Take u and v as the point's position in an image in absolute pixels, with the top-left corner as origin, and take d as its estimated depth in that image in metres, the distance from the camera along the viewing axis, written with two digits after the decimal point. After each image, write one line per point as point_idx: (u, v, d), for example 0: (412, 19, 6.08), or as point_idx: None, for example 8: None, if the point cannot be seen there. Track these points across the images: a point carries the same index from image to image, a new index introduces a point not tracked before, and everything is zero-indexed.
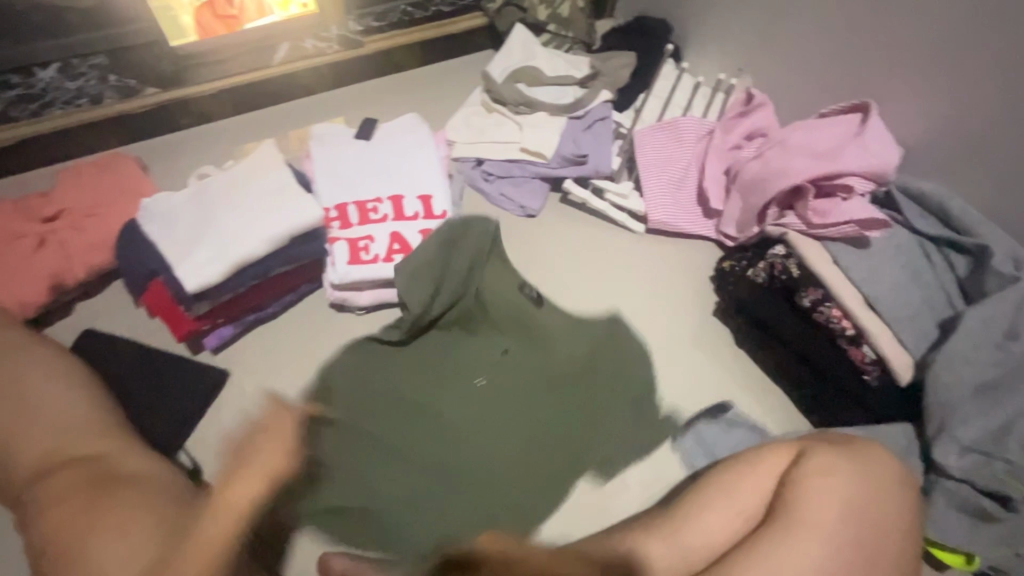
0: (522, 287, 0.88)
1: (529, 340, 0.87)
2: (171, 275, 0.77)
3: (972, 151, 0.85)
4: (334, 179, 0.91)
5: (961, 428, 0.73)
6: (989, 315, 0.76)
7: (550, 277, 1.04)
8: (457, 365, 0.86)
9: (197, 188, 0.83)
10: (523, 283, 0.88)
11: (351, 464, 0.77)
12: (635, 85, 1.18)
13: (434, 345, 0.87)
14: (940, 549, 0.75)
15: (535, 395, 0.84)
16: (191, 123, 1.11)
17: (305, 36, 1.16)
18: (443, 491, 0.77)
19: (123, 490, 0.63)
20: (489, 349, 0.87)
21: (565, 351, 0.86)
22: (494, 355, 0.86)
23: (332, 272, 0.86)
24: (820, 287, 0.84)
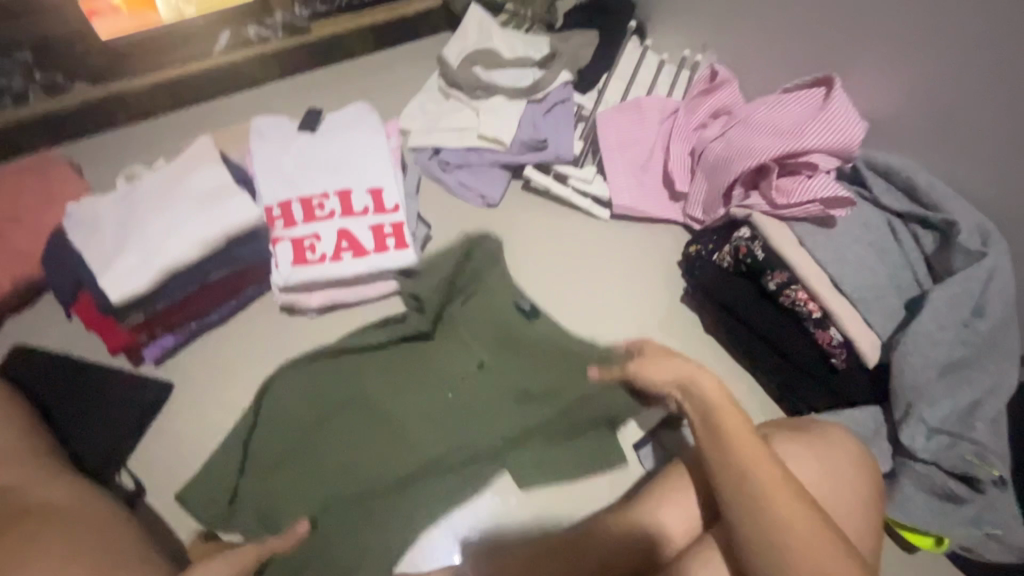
0: (518, 299, 0.86)
1: (508, 353, 0.85)
2: (97, 285, 0.72)
3: (938, 124, 0.83)
4: (277, 176, 0.86)
5: (928, 410, 0.71)
6: (956, 294, 0.74)
7: (524, 261, 1.01)
8: (426, 375, 0.84)
9: (125, 190, 0.78)
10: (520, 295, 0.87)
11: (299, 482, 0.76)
12: (599, 64, 1.13)
13: (399, 355, 0.84)
14: (910, 532, 0.74)
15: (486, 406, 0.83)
16: (128, 119, 1.07)
17: (248, 21, 1.09)
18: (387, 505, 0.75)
19: (37, 525, 0.58)
20: (466, 359, 0.85)
21: (543, 363, 0.84)
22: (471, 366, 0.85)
23: (277, 274, 0.81)
24: (786, 270, 0.82)
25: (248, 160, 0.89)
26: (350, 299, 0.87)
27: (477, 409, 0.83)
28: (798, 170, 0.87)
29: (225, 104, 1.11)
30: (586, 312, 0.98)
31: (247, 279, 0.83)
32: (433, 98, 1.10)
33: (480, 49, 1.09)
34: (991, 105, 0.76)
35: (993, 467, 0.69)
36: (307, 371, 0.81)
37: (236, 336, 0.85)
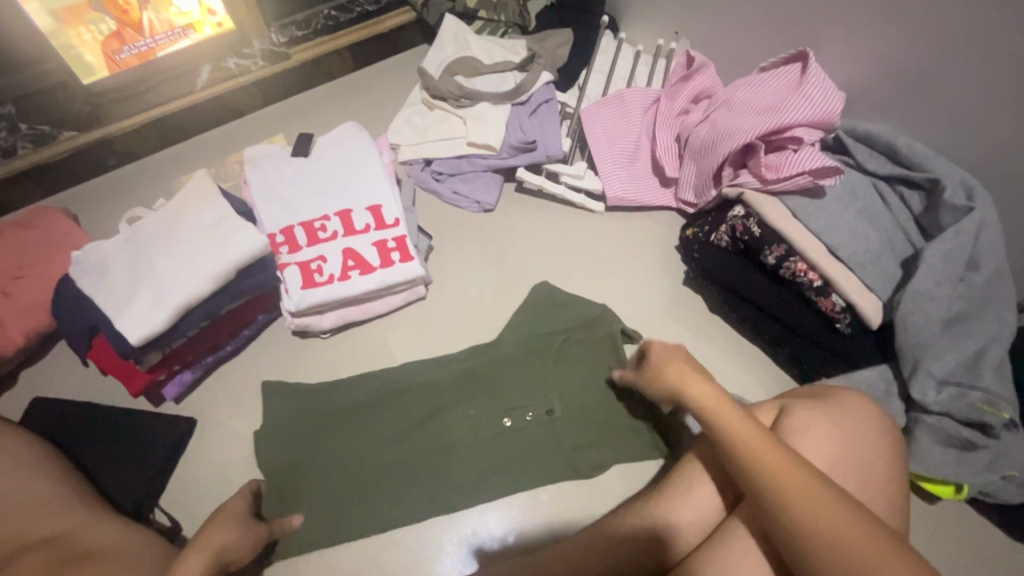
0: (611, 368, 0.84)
1: (574, 400, 0.83)
2: (113, 329, 0.72)
3: (911, 88, 0.85)
4: (274, 203, 0.87)
5: (934, 363, 0.74)
6: (949, 250, 0.76)
7: (543, 258, 1.03)
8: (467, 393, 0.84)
9: (128, 233, 0.78)
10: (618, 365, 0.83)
11: (328, 469, 0.80)
12: (577, 61, 1.15)
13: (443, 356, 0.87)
14: (928, 481, 0.76)
15: (538, 446, 0.82)
16: (118, 162, 1.07)
17: (228, 54, 1.10)
18: (397, 484, 0.80)
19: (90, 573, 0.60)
20: (534, 408, 0.82)
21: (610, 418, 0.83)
22: (540, 416, 0.82)
23: (287, 299, 0.82)
24: (783, 243, 0.84)
25: (245, 190, 0.90)
26: (362, 317, 0.88)
27: (517, 443, 0.81)
28: (784, 145, 0.89)
29: (216, 140, 1.13)
30: None
31: (259, 307, 0.84)
32: (418, 111, 1.11)
33: (459, 59, 1.11)
34: (962, 62, 0.78)
35: (1004, 412, 0.71)
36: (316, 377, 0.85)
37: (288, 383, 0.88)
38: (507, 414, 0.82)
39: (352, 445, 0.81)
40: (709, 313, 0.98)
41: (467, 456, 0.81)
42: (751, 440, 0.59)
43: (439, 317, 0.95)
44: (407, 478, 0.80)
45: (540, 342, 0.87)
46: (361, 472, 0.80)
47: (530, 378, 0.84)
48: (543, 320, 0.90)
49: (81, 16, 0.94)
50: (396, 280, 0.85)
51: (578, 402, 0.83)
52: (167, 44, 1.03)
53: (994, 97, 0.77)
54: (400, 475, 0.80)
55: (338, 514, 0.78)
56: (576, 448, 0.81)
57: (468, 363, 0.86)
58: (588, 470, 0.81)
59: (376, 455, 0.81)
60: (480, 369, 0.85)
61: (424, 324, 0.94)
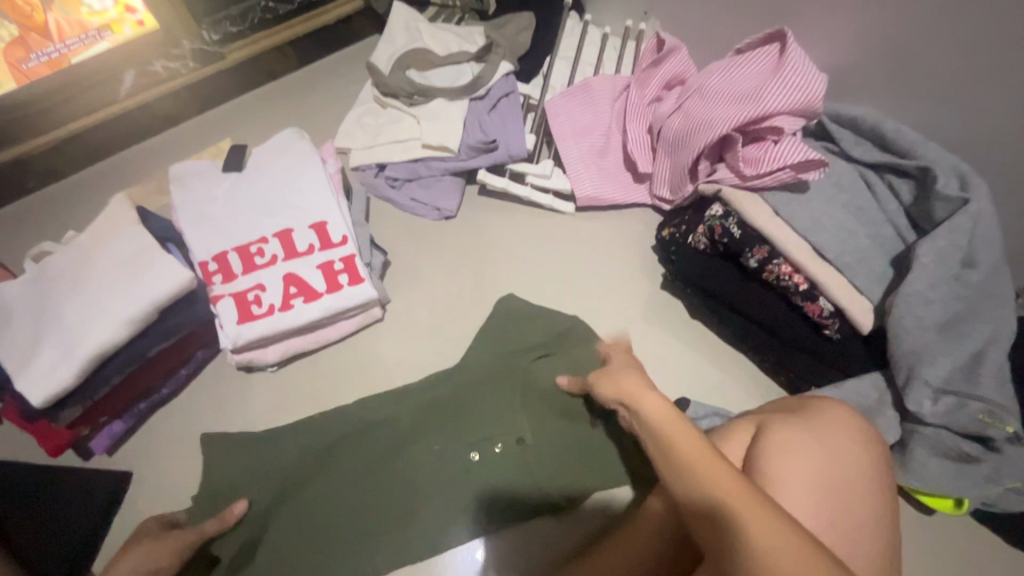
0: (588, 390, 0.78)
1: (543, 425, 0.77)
2: (19, 385, 0.64)
3: (899, 67, 0.78)
4: (205, 226, 0.78)
5: (930, 371, 0.68)
6: (942, 248, 0.70)
7: (510, 266, 0.96)
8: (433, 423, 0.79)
9: (33, 274, 0.69)
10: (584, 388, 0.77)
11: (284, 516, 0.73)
12: (540, 47, 1.05)
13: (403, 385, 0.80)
14: (925, 495, 0.71)
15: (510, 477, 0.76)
16: (41, 182, 0.99)
17: (153, 56, 0.98)
18: (359, 527, 0.73)
19: None
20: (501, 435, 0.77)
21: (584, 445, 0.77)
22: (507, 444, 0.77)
23: (224, 335, 0.75)
24: (765, 244, 0.77)
25: (173, 212, 0.81)
26: (311, 346, 0.81)
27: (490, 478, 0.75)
28: (763, 135, 0.81)
29: (147, 153, 1.04)
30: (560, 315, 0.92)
31: (193, 345, 0.76)
32: (369, 110, 1.02)
33: (410, 51, 1.02)
34: (955, 38, 0.71)
35: (1006, 424, 0.66)
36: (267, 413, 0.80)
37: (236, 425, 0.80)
38: (474, 444, 0.77)
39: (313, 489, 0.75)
40: (688, 317, 0.92)
41: (437, 496, 0.75)
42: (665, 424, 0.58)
43: (399, 338, 0.88)
44: (369, 522, 0.74)
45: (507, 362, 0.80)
46: (323, 515, 0.73)
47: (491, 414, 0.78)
48: (512, 338, 0.83)
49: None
50: (346, 305, 0.77)
51: (550, 426, 0.77)
52: (87, 41, 0.91)
53: (990, 77, 0.70)
54: (362, 517, 0.74)
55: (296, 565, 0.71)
56: (552, 478, 0.75)
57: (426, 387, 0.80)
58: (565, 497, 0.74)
59: (334, 500, 0.74)
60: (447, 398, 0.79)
61: (383, 347, 0.87)
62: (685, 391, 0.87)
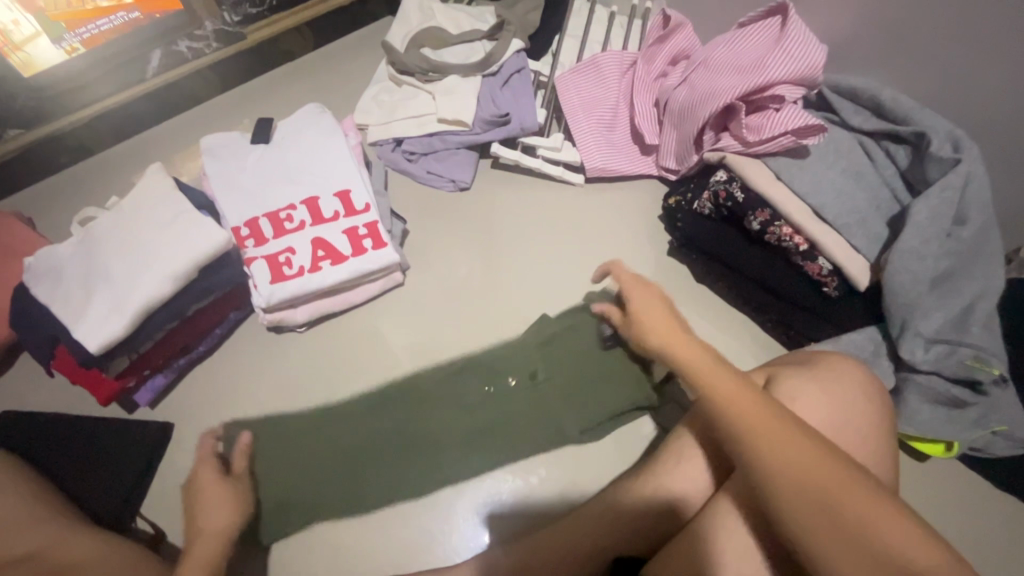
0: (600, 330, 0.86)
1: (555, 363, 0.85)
2: (72, 337, 0.69)
3: (896, 38, 0.81)
4: (237, 194, 0.83)
5: (922, 321, 0.72)
6: (936, 206, 0.74)
7: (522, 236, 1.00)
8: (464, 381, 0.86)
9: (81, 236, 0.74)
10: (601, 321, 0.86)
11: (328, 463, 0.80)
12: (550, 26, 1.08)
13: None
14: (918, 441, 0.76)
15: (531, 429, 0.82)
16: (72, 159, 1.03)
17: (178, 37, 1.01)
18: (393, 470, 0.80)
19: None
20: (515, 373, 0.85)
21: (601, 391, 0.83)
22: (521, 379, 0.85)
23: (257, 295, 0.79)
24: (767, 207, 0.81)
25: (204, 182, 0.86)
26: (337, 307, 0.85)
27: (506, 424, 0.83)
28: (766, 104, 0.85)
29: (172, 130, 1.08)
30: (571, 281, 0.97)
31: (229, 304, 0.81)
32: (385, 87, 1.06)
33: (424, 30, 1.05)
34: (949, 8, 0.74)
35: (994, 368, 0.70)
36: (304, 371, 0.87)
37: (268, 383, 0.85)
38: (487, 378, 0.86)
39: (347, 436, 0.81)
40: (694, 282, 0.96)
41: (463, 441, 0.82)
42: (727, 391, 0.59)
43: (419, 304, 0.93)
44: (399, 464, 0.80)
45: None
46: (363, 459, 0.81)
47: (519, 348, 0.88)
48: None
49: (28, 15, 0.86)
50: (371, 267, 0.81)
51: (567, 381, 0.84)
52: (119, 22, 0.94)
53: (983, 44, 0.74)
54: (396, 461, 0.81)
55: (343, 498, 0.79)
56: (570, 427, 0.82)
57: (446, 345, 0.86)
58: (581, 433, 0.82)
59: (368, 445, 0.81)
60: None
61: (403, 311, 0.92)
62: None
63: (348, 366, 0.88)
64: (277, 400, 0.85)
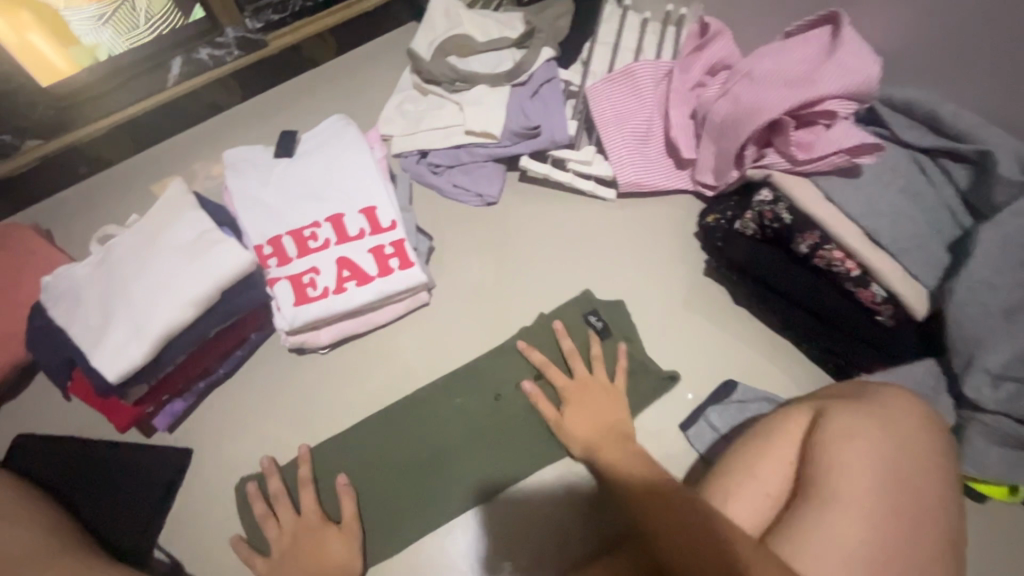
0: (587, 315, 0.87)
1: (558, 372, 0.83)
2: (90, 363, 0.67)
3: (959, 50, 0.76)
4: (261, 211, 0.80)
5: (992, 357, 0.67)
6: (1005, 232, 0.68)
7: (552, 252, 0.96)
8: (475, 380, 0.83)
9: (100, 255, 0.72)
10: (590, 310, 0.88)
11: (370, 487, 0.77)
12: (580, 34, 1.04)
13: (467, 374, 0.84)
14: (982, 483, 0.71)
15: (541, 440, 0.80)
16: (90, 169, 1.00)
17: (199, 44, 0.98)
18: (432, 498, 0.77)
19: None
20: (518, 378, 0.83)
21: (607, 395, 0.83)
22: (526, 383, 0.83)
23: (280, 317, 0.76)
24: (817, 229, 0.77)
25: (227, 197, 0.83)
26: (361, 328, 0.82)
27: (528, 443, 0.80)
28: (814, 119, 0.81)
29: (193, 139, 1.05)
30: None
31: (249, 325, 0.78)
32: (410, 97, 1.03)
33: (450, 38, 1.02)
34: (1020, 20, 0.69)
35: None
36: (328, 394, 0.83)
37: (289, 406, 0.82)
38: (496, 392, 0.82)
39: (367, 453, 0.79)
40: (732, 304, 0.91)
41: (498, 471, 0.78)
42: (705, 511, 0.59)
43: (444, 325, 0.90)
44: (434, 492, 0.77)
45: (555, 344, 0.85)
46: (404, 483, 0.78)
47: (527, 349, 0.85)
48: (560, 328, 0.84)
49: (65, 29, 0.86)
50: (399, 288, 0.78)
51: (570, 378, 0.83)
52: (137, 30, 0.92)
53: None
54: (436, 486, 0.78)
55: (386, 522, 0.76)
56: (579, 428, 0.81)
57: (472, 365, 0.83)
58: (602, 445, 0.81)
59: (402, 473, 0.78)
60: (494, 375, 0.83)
61: (429, 332, 0.89)
62: (730, 375, 0.87)
63: (374, 389, 0.84)
64: (301, 424, 0.81)
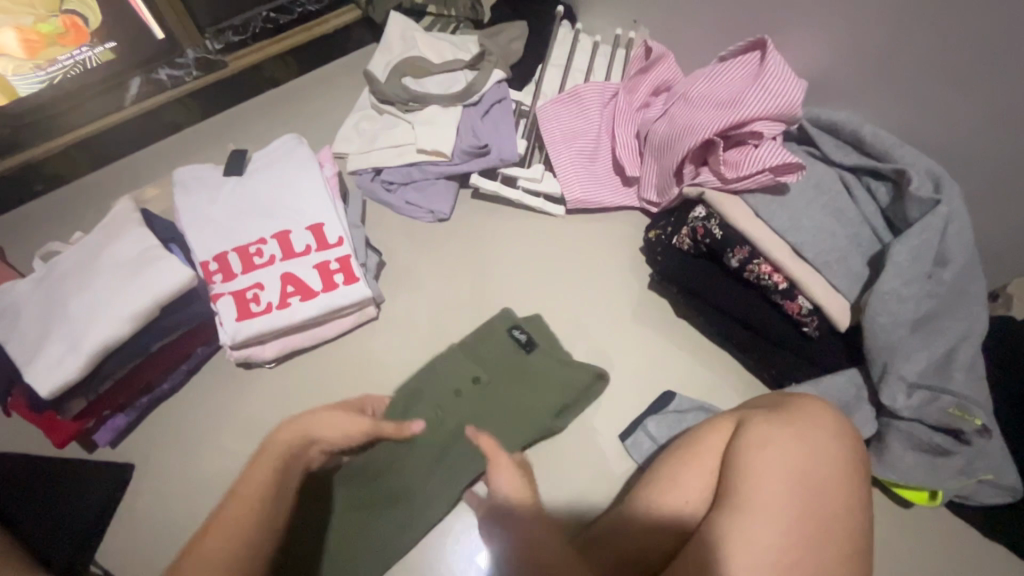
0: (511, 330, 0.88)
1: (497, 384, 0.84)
2: (25, 379, 0.68)
3: (875, 75, 0.81)
4: (208, 228, 0.81)
5: (905, 365, 0.71)
6: (916, 246, 0.72)
7: (503, 269, 0.98)
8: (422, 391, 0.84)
9: (42, 272, 0.73)
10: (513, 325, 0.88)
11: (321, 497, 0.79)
12: (532, 56, 1.08)
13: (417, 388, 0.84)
14: (903, 487, 0.74)
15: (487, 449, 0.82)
16: (47, 187, 1.01)
17: (158, 65, 1.02)
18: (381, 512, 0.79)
19: None
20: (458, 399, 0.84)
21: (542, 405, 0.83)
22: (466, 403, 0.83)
23: (224, 332, 0.78)
24: (746, 245, 0.80)
25: (176, 215, 0.85)
26: (308, 342, 0.83)
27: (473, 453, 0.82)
28: (744, 139, 0.84)
29: (152, 157, 1.06)
30: (551, 314, 0.95)
31: (193, 341, 0.79)
32: (366, 116, 1.06)
33: (406, 59, 1.05)
34: (926, 50, 0.74)
35: (976, 417, 0.68)
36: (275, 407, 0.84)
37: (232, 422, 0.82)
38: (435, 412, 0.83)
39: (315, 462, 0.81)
40: (675, 316, 0.94)
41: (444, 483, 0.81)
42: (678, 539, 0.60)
43: (393, 339, 0.91)
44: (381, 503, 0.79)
45: (495, 359, 0.86)
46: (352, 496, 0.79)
47: (471, 366, 0.85)
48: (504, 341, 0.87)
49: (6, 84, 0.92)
50: (344, 303, 0.80)
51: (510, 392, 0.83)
52: (93, 56, 0.96)
53: (960, 83, 0.73)
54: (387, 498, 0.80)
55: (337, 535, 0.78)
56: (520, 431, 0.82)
57: (418, 377, 0.85)
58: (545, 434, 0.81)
59: None
60: (440, 387, 0.85)
61: (378, 347, 0.90)
62: (672, 386, 0.90)
63: (319, 402, 0.85)
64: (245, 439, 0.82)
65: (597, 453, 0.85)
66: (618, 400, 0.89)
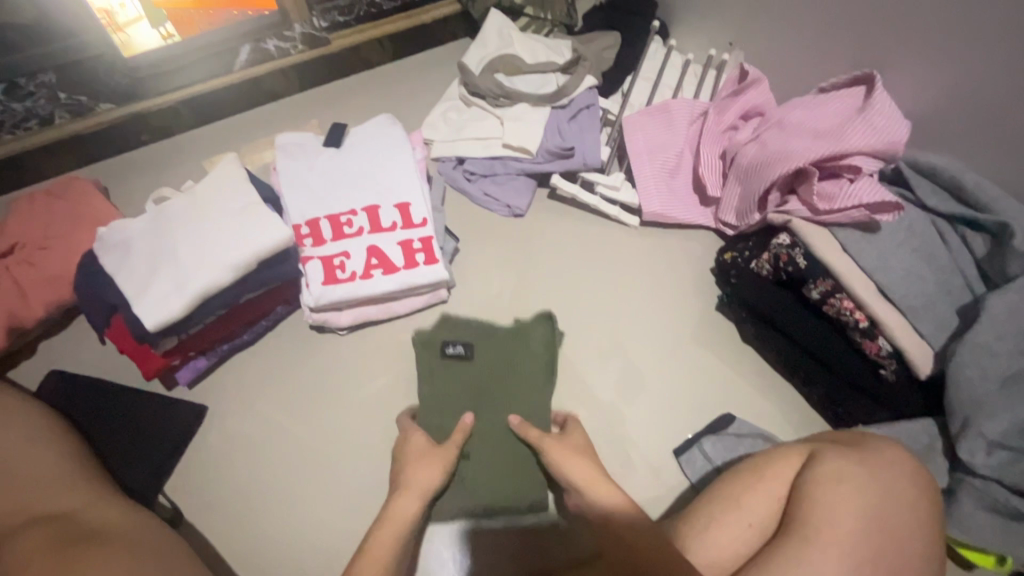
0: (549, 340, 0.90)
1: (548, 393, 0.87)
2: (131, 311, 0.72)
3: (985, 124, 0.79)
4: (304, 194, 0.85)
5: (987, 423, 0.68)
6: (1014, 303, 0.70)
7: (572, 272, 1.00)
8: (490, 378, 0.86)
9: (154, 213, 0.78)
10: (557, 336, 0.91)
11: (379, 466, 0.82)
12: (622, 67, 1.09)
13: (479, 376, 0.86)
14: (968, 548, 0.72)
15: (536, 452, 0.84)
16: (151, 138, 1.07)
17: (268, 36, 1.08)
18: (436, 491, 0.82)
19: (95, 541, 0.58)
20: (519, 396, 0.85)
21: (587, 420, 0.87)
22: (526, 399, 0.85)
23: (308, 294, 0.82)
24: (830, 278, 0.79)
25: (274, 178, 0.89)
26: (382, 315, 0.87)
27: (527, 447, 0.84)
28: (839, 172, 0.84)
29: (249, 121, 1.11)
30: (615, 323, 0.95)
31: (277, 299, 0.83)
32: (454, 107, 1.08)
33: (501, 56, 1.07)
34: None
35: None
36: (342, 373, 0.87)
37: (300, 381, 0.86)
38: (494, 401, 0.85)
39: (374, 432, 0.83)
40: (740, 341, 0.94)
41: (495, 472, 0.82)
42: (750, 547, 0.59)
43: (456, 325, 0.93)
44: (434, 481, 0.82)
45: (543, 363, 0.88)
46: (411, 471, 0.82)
47: (531, 368, 0.87)
48: None
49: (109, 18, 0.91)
50: (423, 281, 0.82)
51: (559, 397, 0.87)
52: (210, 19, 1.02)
53: None
54: None
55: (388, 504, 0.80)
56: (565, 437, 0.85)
57: (479, 365, 0.86)
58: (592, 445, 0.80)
59: None
60: (499, 377, 0.86)
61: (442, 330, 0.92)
62: (729, 410, 0.89)
63: (382, 375, 0.87)
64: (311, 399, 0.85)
65: (649, 465, 0.86)
66: (674, 416, 0.89)
